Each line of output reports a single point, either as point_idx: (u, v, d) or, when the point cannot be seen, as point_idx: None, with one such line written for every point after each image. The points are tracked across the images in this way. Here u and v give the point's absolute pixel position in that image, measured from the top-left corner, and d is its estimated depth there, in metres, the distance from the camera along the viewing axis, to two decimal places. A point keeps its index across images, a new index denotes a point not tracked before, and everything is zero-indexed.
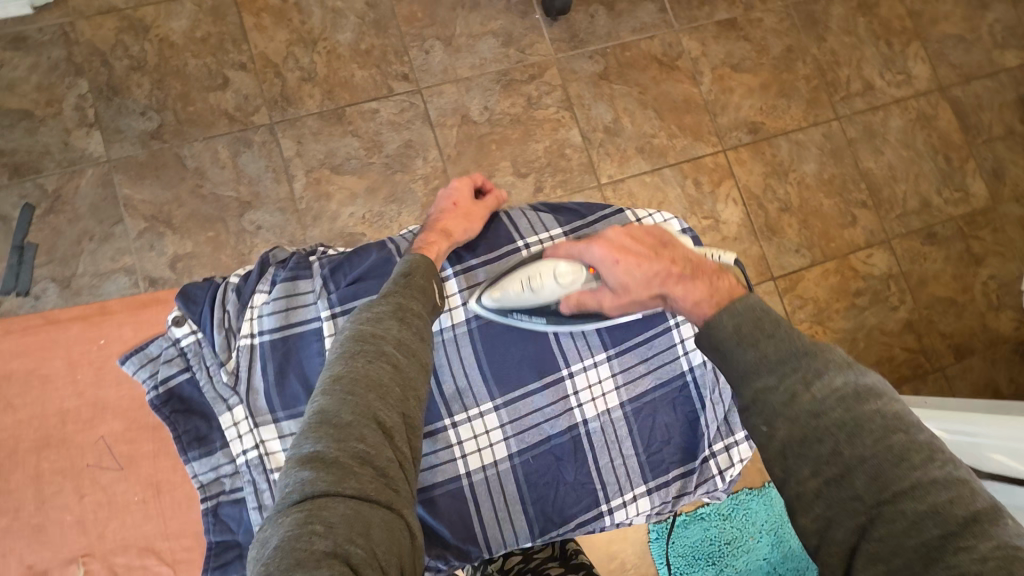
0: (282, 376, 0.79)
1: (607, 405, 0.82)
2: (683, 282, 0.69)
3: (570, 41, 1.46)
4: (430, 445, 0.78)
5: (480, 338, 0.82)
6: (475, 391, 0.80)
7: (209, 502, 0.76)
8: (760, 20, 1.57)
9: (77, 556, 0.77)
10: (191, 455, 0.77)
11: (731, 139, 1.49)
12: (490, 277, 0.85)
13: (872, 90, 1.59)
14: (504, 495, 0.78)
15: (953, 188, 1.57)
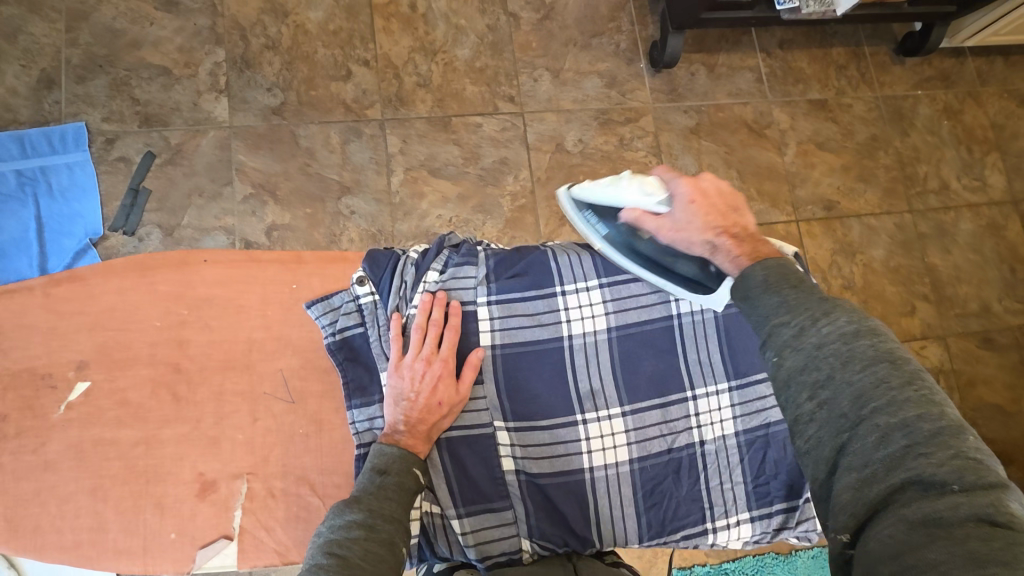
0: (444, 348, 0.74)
1: (726, 428, 0.74)
2: (737, 243, 0.66)
3: (668, 94, 1.54)
4: (560, 436, 0.74)
5: (619, 348, 0.76)
6: (608, 393, 0.75)
7: (361, 450, 0.73)
8: (850, 106, 1.64)
9: (243, 473, 0.77)
10: (352, 404, 0.74)
11: (806, 212, 1.54)
12: (631, 294, 0.77)
13: (947, 190, 1.63)
14: (616, 498, 0.73)
15: (1016, 298, 1.59)
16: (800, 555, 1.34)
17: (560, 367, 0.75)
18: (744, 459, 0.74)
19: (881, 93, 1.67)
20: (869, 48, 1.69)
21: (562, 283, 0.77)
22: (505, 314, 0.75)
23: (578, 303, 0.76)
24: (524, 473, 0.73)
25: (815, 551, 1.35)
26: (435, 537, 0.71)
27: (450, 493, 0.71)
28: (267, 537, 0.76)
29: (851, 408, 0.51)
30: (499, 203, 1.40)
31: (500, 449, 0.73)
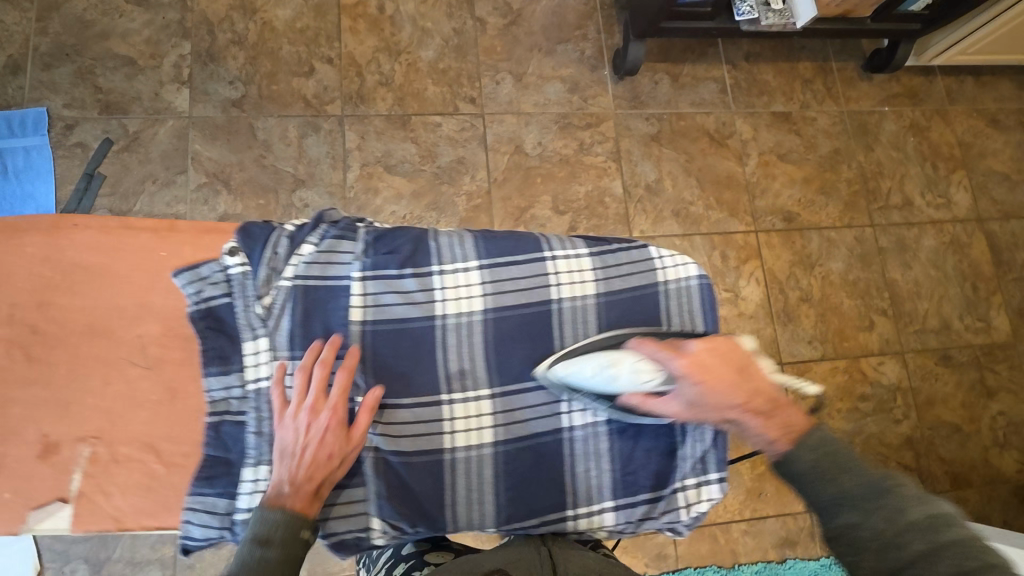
0: (307, 323, 0.68)
1: (597, 416, 0.72)
2: (761, 424, 0.64)
3: (631, 101, 1.55)
4: (419, 413, 0.70)
5: (494, 330, 0.71)
6: (478, 373, 0.71)
7: (213, 418, 0.66)
8: (814, 119, 1.65)
9: (86, 437, 0.71)
10: (207, 372, 0.67)
11: (765, 222, 1.54)
12: (501, 279, 0.72)
13: (910, 206, 1.63)
14: (476, 480, 0.70)
15: (976, 316, 1.58)
16: (742, 567, 1.32)
17: (430, 347, 0.70)
18: (613, 449, 0.72)
19: (847, 107, 1.67)
20: (837, 63, 1.69)
21: (440, 263, 0.72)
22: (379, 292, 0.70)
23: (455, 284, 0.71)
24: (383, 452, 0.68)
25: (757, 564, 1.33)
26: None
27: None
28: (105, 502, 0.70)
29: (845, 502, 0.60)
30: (453, 202, 1.41)
31: (358, 426, 0.67)
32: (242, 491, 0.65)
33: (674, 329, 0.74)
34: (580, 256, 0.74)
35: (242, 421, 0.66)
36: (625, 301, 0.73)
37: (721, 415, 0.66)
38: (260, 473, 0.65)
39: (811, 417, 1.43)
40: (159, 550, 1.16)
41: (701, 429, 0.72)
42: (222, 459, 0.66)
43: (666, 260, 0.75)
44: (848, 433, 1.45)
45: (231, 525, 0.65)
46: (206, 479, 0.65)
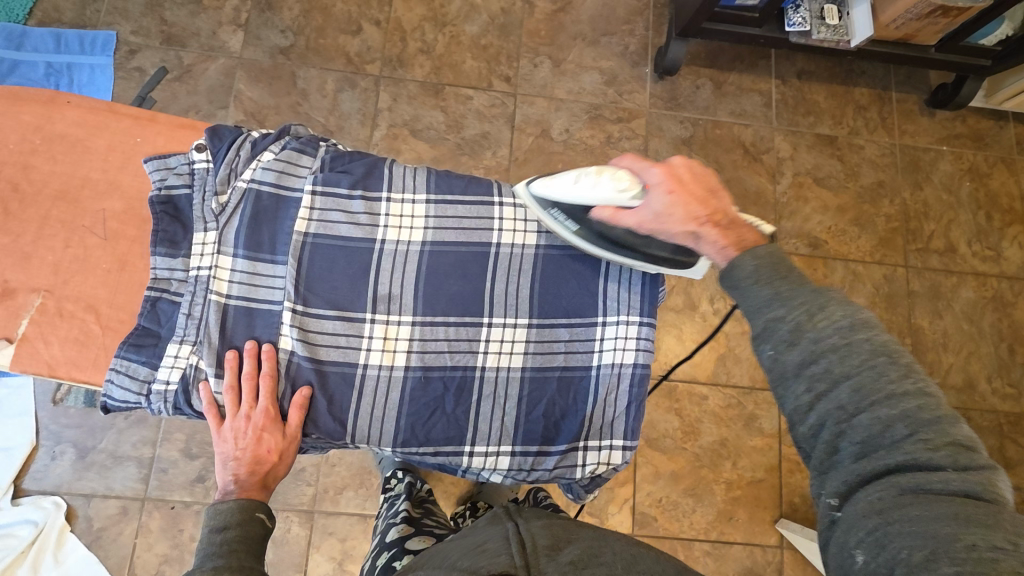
0: (255, 226, 0.72)
1: (512, 361, 0.74)
2: (718, 232, 0.64)
3: (667, 101, 1.52)
4: (341, 326, 0.72)
5: (428, 263, 0.75)
6: (404, 300, 0.73)
7: (151, 292, 0.71)
8: (861, 147, 1.56)
9: (40, 289, 0.75)
10: (155, 252, 0.71)
11: (788, 244, 1.48)
12: (446, 216, 0.76)
13: (953, 253, 1.52)
14: (381, 399, 0.71)
15: (1007, 381, 1.46)
16: None
17: (365, 267, 0.73)
18: (523, 397, 0.74)
19: (900, 141, 1.58)
20: (898, 94, 1.60)
21: (390, 191, 0.76)
22: (327, 208, 0.74)
23: (400, 212, 0.75)
24: (296, 355, 0.70)
25: None
26: (195, 387, 0.69)
27: (213, 352, 0.68)
28: (43, 349, 0.74)
29: (849, 395, 0.51)
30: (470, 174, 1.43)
31: (281, 326, 0.70)
32: (164, 364, 0.69)
33: (610, 295, 0.76)
34: (528, 208, 0.78)
35: (178, 301, 0.70)
36: (562, 258, 0.77)
37: (684, 232, 0.66)
38: (182, 350, 0.69)
39: None
40: (139, 450, 1.23)
41: (612, 395, 0.75)
42: (153, 333, 0.70)
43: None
44: None
45: (147, 393, 0.68)
46: (134, 345, 0.69)
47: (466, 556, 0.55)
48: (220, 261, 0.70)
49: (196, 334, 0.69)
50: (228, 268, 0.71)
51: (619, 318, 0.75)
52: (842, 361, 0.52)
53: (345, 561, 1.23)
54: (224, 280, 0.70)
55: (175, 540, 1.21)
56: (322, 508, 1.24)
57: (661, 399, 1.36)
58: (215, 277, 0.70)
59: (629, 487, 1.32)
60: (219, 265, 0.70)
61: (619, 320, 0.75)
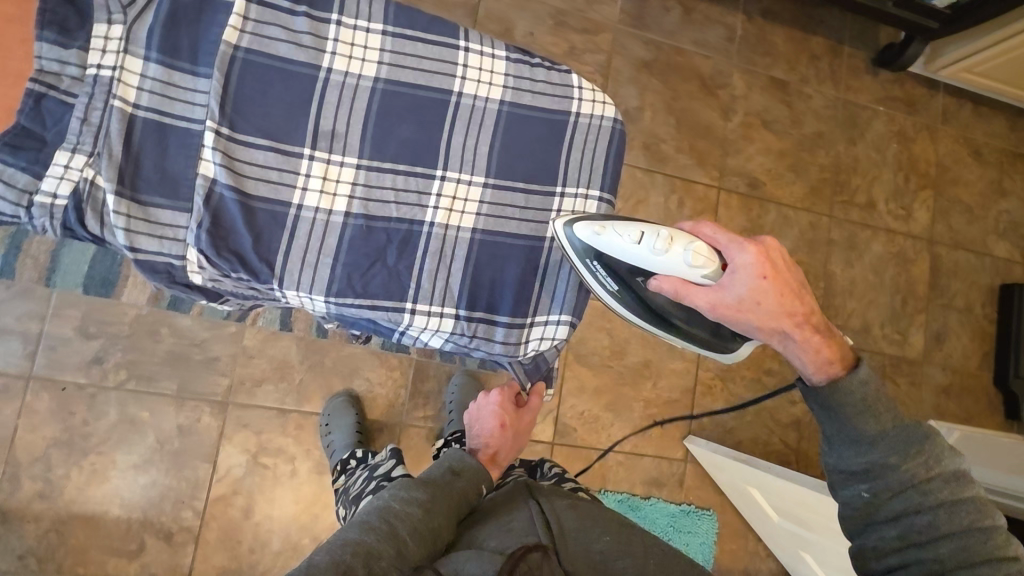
0: (173, 29, 0.62)
1: (462, 222, 0.71)
2: (819, 338, 0.65)
3: (635, 19, 1.47)
4: (277, 160, 0.65)
5: (379, 103, 0.68)
6: (350, 140, 0.67)
7: (35, 86, 0.58)
8: (809, 96, 1.60)
9: None
10: (42, 36, 0.58)
11: (729, 181, 1.52)
12: (402, 52, 0.68)
13: (872, 209, 1.63)
14: (316, 243, 0.66)
15: (896, 329, 1.61)
16: (606, 494, 1.35)
17: (306, 95, 0.66)
18: (470, 259, 0.71)
19: (844, 95, 1.63)
20: (849, 49, 1.64)
21: (340, 14, 0.67)
22: (263, 21, 0.64)
23: (350, 40, 0.67)
24: (219, 185, 0.63)
25: (620, 495, 1.37)
26: (90, 206, 0.61)
27: (113, 166, 0.60)
28: None
29: (902, 504, 0.61)
30: None
31: (202, 149, 0.62)
32: (50, 175, 0.59)
33: (571, 166, 0.74)
34: (494, 59, 0.71)
35: (72, 102, 0.60)
36: (527, 118, 0.72)
37: (772, 330, 0.66)
38: (74, 160, 0.59)
39: (715, 376, 1.46)
40: (23, 324, 1.10)
41: (560, 268, 0.75)
42: (36, 136, 0.59)
43: (584, 93, 0.74)
44: (743, 400, 1.47)
45: (27, 206, 0.59)
46: (11, 147, 0.58)
47: (499, 535, 0.67)
48: (125, 63, 0.61)
49: (92, 144, 0.60)
50: (137, 73, 0.61)
51: (578, 191, 0.74)
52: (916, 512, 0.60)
53: (259, 455, 1.19)
54: (131, 87, 0.61)
55: (65, 423, 1.11)
56: (237, 400, 1.18)
57: (593, 317, 1.39)
58: (120, 81, 0.60)
59: (554, 399, 1.35)
60: (124, 68, 0.61)
61: (576, 194, 0.75)
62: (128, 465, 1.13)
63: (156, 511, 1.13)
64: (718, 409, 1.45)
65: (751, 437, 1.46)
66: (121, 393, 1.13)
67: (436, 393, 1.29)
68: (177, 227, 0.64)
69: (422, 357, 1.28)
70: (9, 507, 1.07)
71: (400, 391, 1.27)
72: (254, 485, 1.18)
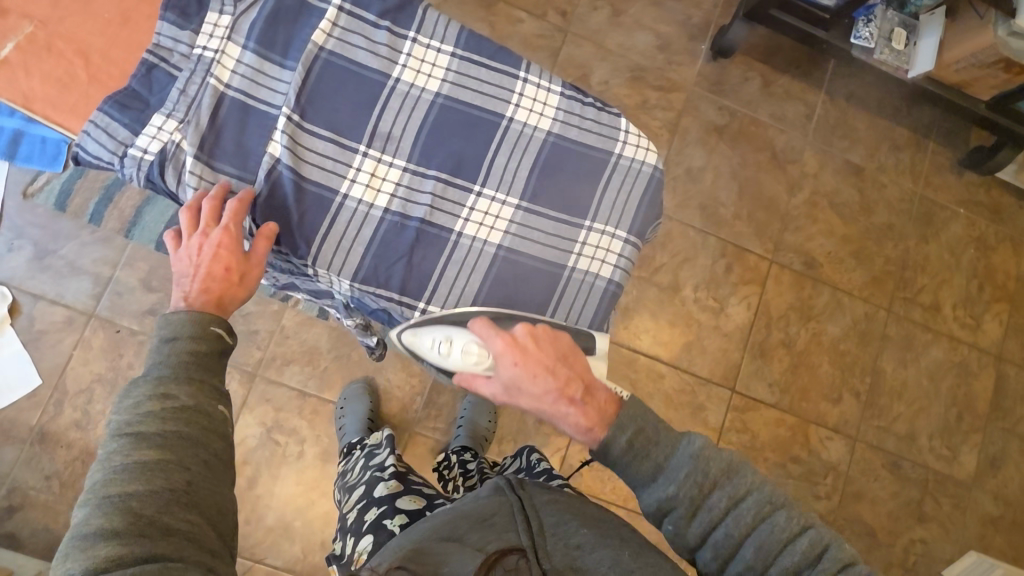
0: (273, 25, 0.70)
1: (491, 237, 0.73)
2: (583, 411, 0.66)
3: (712, 84, 1.49)
4: (334, 151, 0.70)
5: (436, 116, 0.73)
6: (402, 144, 0.72)
7: (149, 57, 0.68)
8: (884, 185, 1.56)
9: (33, 17, 0.69)
10: (165, 17, 0.68)
11: (784, 256, 1.48)
12: (467, 74, 0.74)
13: (936, 312, 1.54)
14: (353, 232, 0.70)
15: (947, 443, 1.50)
16: None
17: (372, 98, 0.71)
18: (492, 274, 0.73)
19: (922, 191, 1.58)
20: (935, 145, 1.59)
21: (417, 33, 0.74)
22: (349, 29, 0.71)
23: (422, 57, 0.73)
24: (281, 164, 0.68)
25: None
26: (171, 163, 0.67)
27: (198, 133, 0.66)
28: (22, 79, 0.68)
29: (753, 553, 0.62)
30: None
31: (273, 131, 0.68)
32: (145, 133, 0.67)
33: (603, 203, 0.76)
34: (547, 94, 0.76)
35: (175, 75, 0.68)
36: (571, 150, 0.75)
37: (543, 407, 0.68)
38: (167, 124, 0.67)
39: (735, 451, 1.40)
40: (98, 268, 1.21)
41: (581, 300, 0.75)
42: (141, 98, 0.68)
43: (630, 137, 0.77)
44: None
45: (121, 157, 0.66)
46: (119, 104, 0.67)
47: (477, 529, 0.62)
48: (226, 47, 0.68)
49: (183, 113, 0.67)
50: (234, 58, 0.68)
51: (605, 228, 0.76)
52: (747, 540, 0.62)
53: (274, 430, 1.23)
54: (226, 68, 0.68)
55: (112, 364, 1.20)
56: (265, 374, 1.24)
57: (619, 365, 1.37)
58: (218, 63, 0.67)
59: (565, 439, 1.33)
60: (225, 51, 0.68)
61: (603, 230, 0.76)
62: None
63: None
64: None
65: None
66: None
67: (450, 407, 1.31)
68: (237, 194, 0.69)
69: None
70: (47, 429, 1.16)
71: (416, 397, 1.30)
72: (264, 458, 1.22)
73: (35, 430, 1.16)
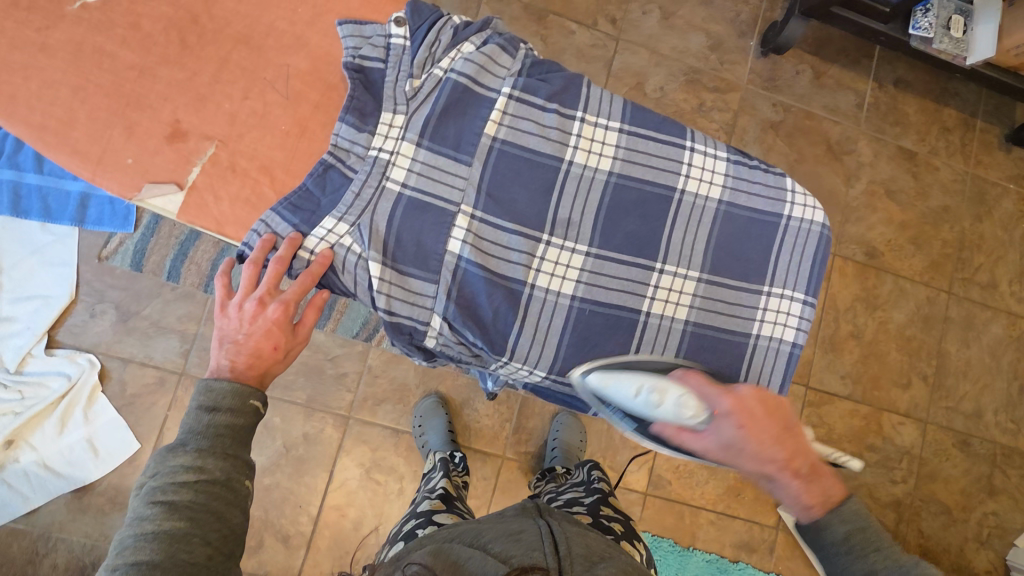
0: (443, 119, 0.66)
1: (677, 313, 0.73)
2: (801, 488, 0.71)
3: (766, 80, 1.48)
4: (517, 242, 0.68)
5: (611, 197, 0.71)
6: (583, 229, 0.70)
7: (324, 160, 0.64)
8: (937, 169, 1.57)
9: (214, 137, 0.64)
10: (343, 118, 0.64)
11: (847, 249, 1.50)
12: (635, 151, 0.72)
13: (993, 289, 1.57)
14: (546, 322, 0.70)
15: (1011, 417, 1.54)
16: (696, 550, 1.35)
17: (549, 184, 0.69)
18: (681, 349, 0.74)
19: (973, 170, 1.59)
20: (983, 123, 1.60)
21: (585, 112, 0.71)
22: (518, 115, 0.68)
23: (591, 136, 0.71)
24: (464, 260, 0.66)
25: (711, 554, 1.36)
26: (339, 269, 0.64)
27: (379, 240, 0.64)
28: (212, 205, 0.63)
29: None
30: None
31: (454, 228, 0.66)
32: (314, 234, 0.63)
33: (780, 268, 0.74)
34: (716, 163, 0.74)
35: (352, 176, 0.64)
36: (743, 219, 0.74)
37: (757, 474, 0.70)
38: (337, 227, 0.63)
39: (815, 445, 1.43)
40: (182, 325, 1.20)
41: (768, 366, 0.75)
42: (314, 198, 0.64)
43: (797, 197, 0.74)
44: (844, 473, 1.43)
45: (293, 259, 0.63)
46: (292, 206, 0.63)
47: (500, 539, 0.65)
48: (400, 148, 0.65)
49: (356, 216, 0.63)
50: (408, 157, 0.65)
51: (784, 291, 0.74)
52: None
53: (373, 470, 1.24)
54: (402, 170, 0.65)
55: None
56: (359, 416, 1.25)
57: None
58: (394, 164, 0.64)
59: (653, 449, 1.36)
60: (399, 153, 0.65)
61: (782, 294, 0.75)
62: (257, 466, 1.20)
63: (277, 512, 1.20)
64: None
65: None
66: None
67: (540, 430, 1.32)
68: (425, 295, 0.66)
69: (531, 395, 1.32)
70: None
71: (506, 424, 1.31)
72: (366, 498, 1.24)
73: None
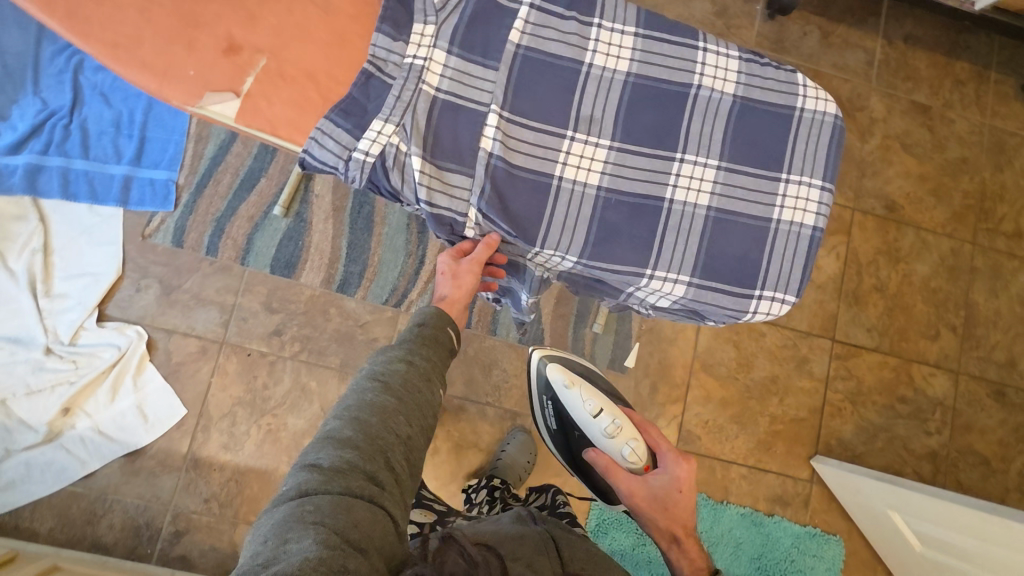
0: (471, 30, 0.72)
1: (700, 199, 0.76)
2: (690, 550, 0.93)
3: (773, 42, 1.51)
4: (544, 138, 0.73)
5: (630, 95, 0.75)
6: (605, 125, 0.75)
7: (365, 70, 0.69)
8: (953, 121, 1.57)
9: (264, 49, 0.71)
10: (379, 29, 0.69)
11: (865, 203, 1.50)
12: (650, 50, 0.76)
13: (1020, 238, 1.55)
14: (575, 210, 0.73)
15: None
16: (729, 504, 1.34)
17: (570, 84, 0.74)
18: (705, 233, 0.75)
19: (990, 120, 1.59)
20: (998, 74, 1.60)
21: (601, 18, 0.75)
22: (540, 24, 0.74)
23: (609, 40, 0.75)
24: (495, 157, 0.71)
25: (745, 508, 1.35)
26: (392, 167, 0.69)
27: (420, 136, 0.69)
28: (266, 109, 0.71)
29: None
30: None
31: (485, 128, 0.71)
32: (365, 137, 0.68)
33: (796, 155, 0.77)
34: (730, 62, 0.77)
35: (391, 83, 0.69)
36: (756, 112, 0.77)
37: (666, 530, 0.93)
38: (385, 128, 0.68)
39: (845, 398, 1.43)
40: (221, 296, 1.26)
41: (790, 249, 0.77)
42: (360, 105, 0.69)
43: (808, 91, 0.78)
44: (874, 425, 1.43)
45: (347, 159, 0.68)
46: (342, 112, 0.68)
47: (510, 545, 0.71)
48: (433, 54, 0.70)
49: (399, 117, 0.69)
50: (441, 63, 0.71)
51: (801, 177, 0.77)
52: None
53: None
54: (436, 75, 0.71)
55: (248, 385, 1.25)
56: None
57: (723, 329, 1.41)
58: (429, 70, 0.70)
59: (680, 405, 1.37)
60: (433, 59, 0.70)
61: (801, 180, 0.77)
62: (297, 428, 1.25)
63: None
64: (847, 432, 1.42)
65: (881, 465, 1.42)
66: (295, 362, 1.27)
67: None
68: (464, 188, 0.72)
69: None
70: (199, 455, 1.22)
71: None
72: None
73: (188, 457, 1.21)
